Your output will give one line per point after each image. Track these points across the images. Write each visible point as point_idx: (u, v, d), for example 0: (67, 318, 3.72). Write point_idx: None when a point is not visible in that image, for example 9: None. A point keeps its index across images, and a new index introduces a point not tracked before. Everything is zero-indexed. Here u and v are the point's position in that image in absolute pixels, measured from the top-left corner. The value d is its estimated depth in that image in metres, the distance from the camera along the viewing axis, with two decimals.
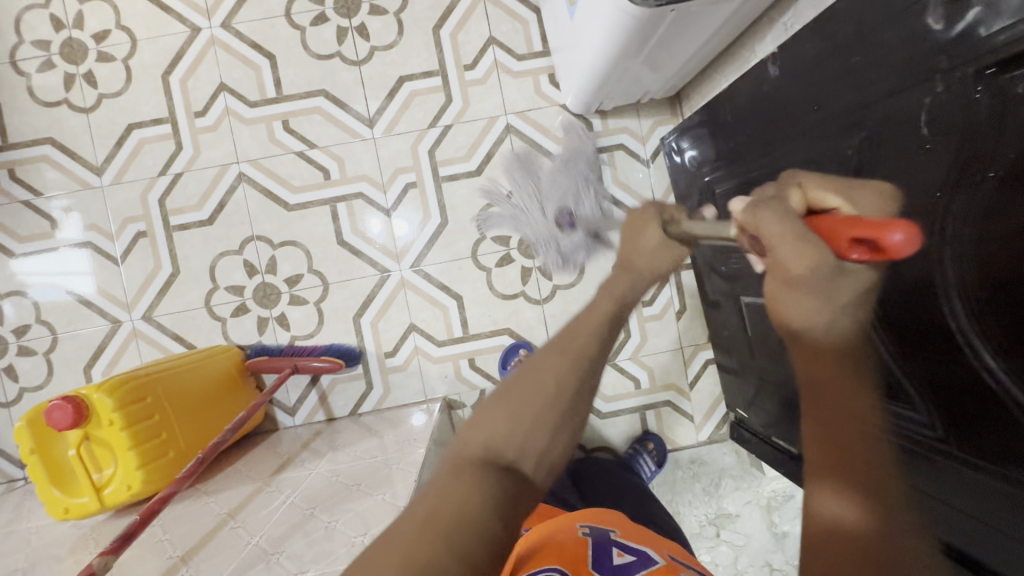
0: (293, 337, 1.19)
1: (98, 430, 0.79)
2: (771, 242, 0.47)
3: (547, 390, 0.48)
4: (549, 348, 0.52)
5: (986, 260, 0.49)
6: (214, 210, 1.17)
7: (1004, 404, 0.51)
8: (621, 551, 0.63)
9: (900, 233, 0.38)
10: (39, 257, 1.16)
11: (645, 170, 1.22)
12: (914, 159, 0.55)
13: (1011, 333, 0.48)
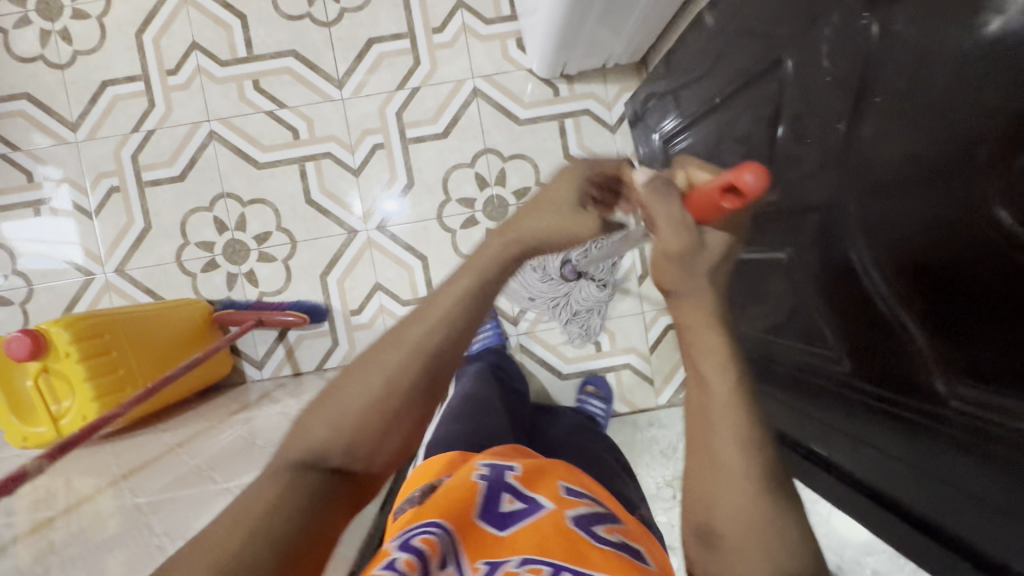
0: (261, 292, 1.22)
1: (56, 364, 0.82)
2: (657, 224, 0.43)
3: (382, 394, 0.45)
4: (394, 339, 0.46)
5: (878, 184, 0.51)
6: (185, 167, 1.20)
7: (896, 331, 0.53)
8: (512, 497, 0.56)
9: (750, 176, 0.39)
10: (24, 225, 1.20)
11: (610, 136, 1.23)
12: (820, 91, 0.58)
13: (902, 258, 0.50)
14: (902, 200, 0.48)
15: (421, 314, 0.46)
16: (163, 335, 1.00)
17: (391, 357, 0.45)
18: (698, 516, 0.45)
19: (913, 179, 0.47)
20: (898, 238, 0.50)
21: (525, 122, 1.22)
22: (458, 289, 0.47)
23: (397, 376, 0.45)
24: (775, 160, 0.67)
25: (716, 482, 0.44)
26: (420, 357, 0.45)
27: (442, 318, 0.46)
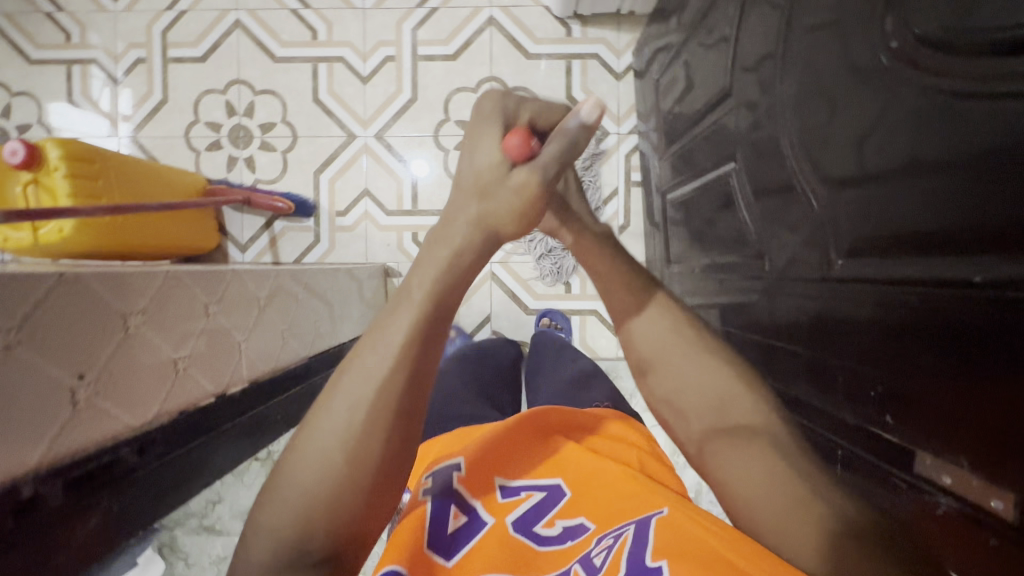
0: (256, 179, 1.27)
1: (47, 178, 0.88)
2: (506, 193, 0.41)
3: (353, 457, 0.34)
4: (339, 392, 0.35)
5: (822, 68, 0.49)
6: (208, 50, 1.27)
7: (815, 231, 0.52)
8: (457, 513, 0.46)
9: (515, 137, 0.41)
10: (70, 114, 1.28)
11: (614, 83, 1.25)
12: None
13: (831, 151, 0.48)
14: (832, 85, 0.48)
15: (368, 362, 0.36)
16: (153, 188, 1.06)
17: (343, 423, 0.35)
18: (632, 358, 0.49)
19: (842, 62, 0.46)
20: (824, 127, 0.49)
21: (533, 56, 1.25)
22: (404, 320, 0.37)
23: (360, 436, 0.34)
24: (738, 67, 0.68)
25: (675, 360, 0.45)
26: (386, 407, 0.35)
27: (394, 361, 0.36)
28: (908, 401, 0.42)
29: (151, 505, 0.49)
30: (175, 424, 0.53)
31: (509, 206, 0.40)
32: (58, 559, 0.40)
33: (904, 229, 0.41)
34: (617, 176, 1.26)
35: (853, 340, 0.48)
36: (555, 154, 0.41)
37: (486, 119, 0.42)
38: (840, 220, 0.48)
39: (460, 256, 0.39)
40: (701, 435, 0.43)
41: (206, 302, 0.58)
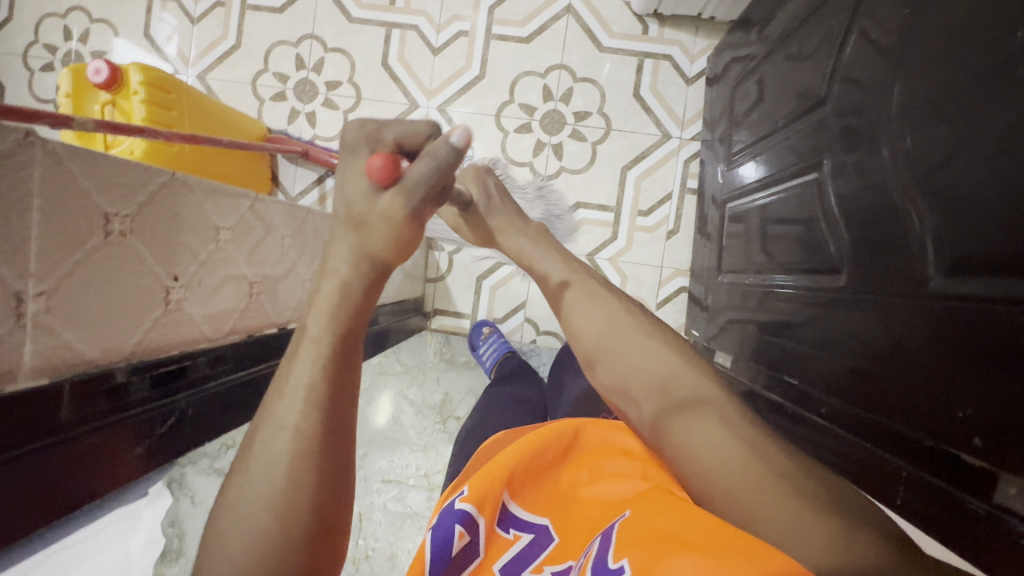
0: (315, 135, 1.28)
1: (124, 100, 0.89)
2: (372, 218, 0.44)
3: (295, 464, 0.40)
4: (270, 420, 0.42)
5: (929, 83, 0.50)
6: (286, 2, 1.29)
7: (893, 248, 0.53)
8: (463, 533, 0.50)
9: (379, 161, 0.42)
10: (140, 51, 1.30)
11: (683, 87, 1.24)
12: None
13: (921, 168, 0.50)
14: (947, 98, 0.47)
15: (291, 391, 0.42)
16: (223, 128, 1.09)
17: (280, 438, 0.41)
18: (580, 351, 0.60)
19: (964, 76, 0.46)
20: (932, 142, 0.49)
21: (606, 49, 1.24)
22: (314, 361, 0.43)
23: (293, 442, 0.40)
24: (836, 76, 0.67)
25: (625, 349, 0.56)
26: (313, 414, 0.41)
27: (315, 381, 0.42)
28: (999, 420, 0.41)
29: (220, 416, 0.58)
30: (242, 348, 0.61)
31: (385, 234, 0.44)
32: (141, 444, 0.48)
33: (1015, 243, 0.40)
34: (673, 180, 1.24)
35: (936, 358, 0.47)
36: (424, 177, 0.43)
37: (355, 150, 0.44)
38: (937, 234, 0.47)
39: (348, 282, 0.45)
40: (653, 415, 0.52)
41: (282, 237, 0.66)
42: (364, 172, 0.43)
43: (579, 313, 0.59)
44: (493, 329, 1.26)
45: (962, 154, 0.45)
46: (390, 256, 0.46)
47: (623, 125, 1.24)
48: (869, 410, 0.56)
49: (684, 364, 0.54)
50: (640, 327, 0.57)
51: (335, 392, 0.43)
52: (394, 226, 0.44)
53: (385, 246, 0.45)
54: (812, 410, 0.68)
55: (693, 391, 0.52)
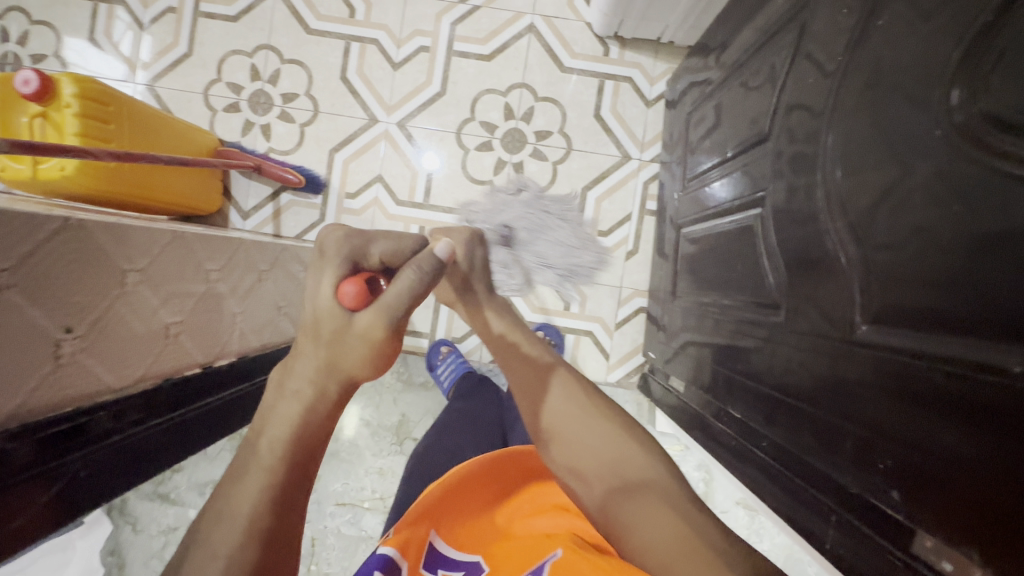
0: (270, 148, 1.25)
1: (56, 112, 0.84)
2: (346, 337, 0.44)
3: (234, 565, 0.38)
4: (213, 515, 0.41)
5: (862, 130, 0.50)
6: (241, 10, 1.25)
7: (834, 292, 0.52)
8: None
9: (351, 286, 0.44)
10: (87, 53, 1.25)
11: (643, 109, 1.25)
12: (835, 13, 0.57)
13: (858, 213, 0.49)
14: (882, 147, 0.47)
15: (242, 484, 0.41)
16: (164, 141, 1.03)
17: (218, 538, 0.39)
18: (535, 428, 0.57)
19: (898, 127, 0.45)
20: (864, 189, 0.49)
21: (568, 70, 1.25)
22: (262, 461, 0.42)
23: (234, 543, 0.39)
24: (778, 113, 0.68)
25: (585, 432, 0.54)
26: (260, 509, 0.40)
27: (273, 466, 0.42)
28: (920, 478, 0.41)
29: (120, 475, 0.53)
30: (153, 395, 0.57)
31: (360, 351, 0.44)
32: (22, 516, 0.44)
33: (951, 295, 0.39)
34: (632, 202, 1.25)
35: (862, 408, 0.47)
36: (398, 294, 0.44)
37: (331, 266, 0.46)
38: (866, 284, 0.48)
39: (313, 400, 0.45)
40: (601, 495, 0.50)
41: (209, 271, 0.62)
42: (336, 295, 0.45)
43: (528, 387, 0.58)
44: (451, 349, 1.24)
45: (897, 204, 0.45)
46: (363, 373, 0.46)
47: (584, 146, 1.25)
48: (808, 452, 0.55)
49: (636, 445, 0.52)
50: (591, 406, 0.56)
51: (293, 480, 0.43)
52: (370, 343, 0.44)
53: (364, 366, 0.45)
54: (756, 444, 0.68)
55: (643, 473, 0.50)
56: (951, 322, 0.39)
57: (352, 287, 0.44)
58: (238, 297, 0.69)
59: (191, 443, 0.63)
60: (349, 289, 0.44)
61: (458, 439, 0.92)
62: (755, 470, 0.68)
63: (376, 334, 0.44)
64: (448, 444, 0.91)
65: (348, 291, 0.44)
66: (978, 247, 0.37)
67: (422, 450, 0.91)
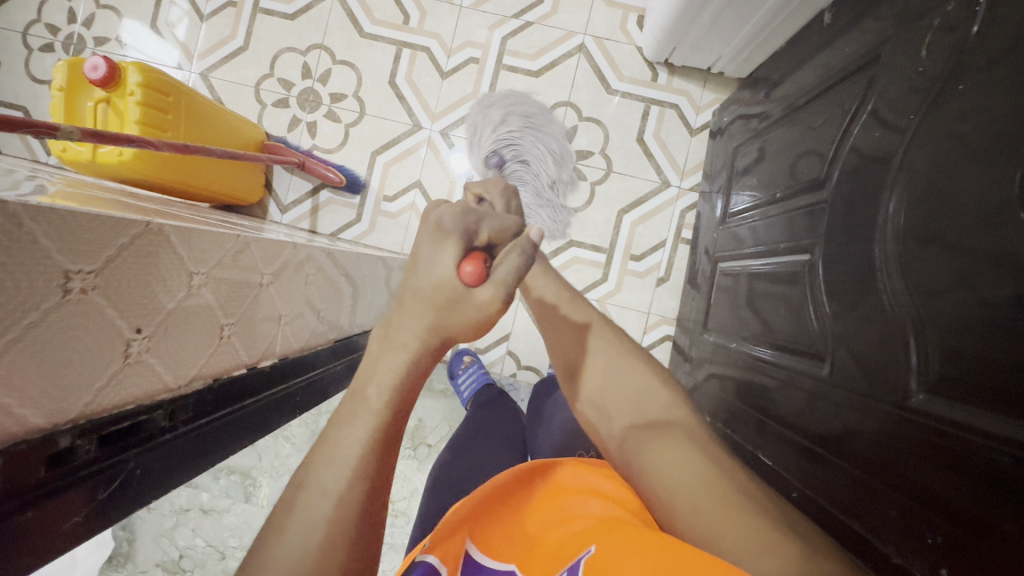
0: (314, 146, 1.27)
1: (119, 99, 0.87)
2: (458, 311, 0.44)
3: (332, 538, 0.38)
4: (314, 481, 0.40)
5: (928, 196, 0.49)
6: (299, 9, 1.28)
7: (888, 348, 0.51)
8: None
9: (471, 266, 0.42)
10: (146, 38, 1.28)
11: (686, 137, 1.25)
12: (907, 70, 0.57)
13: (919, 268, 0.49)
14: (948, 215, 0.47)
15: (342, 451, 0.40)
16: (217, 135, 1.06)
17: (321, 507, 0.39)
18: (566, 371, 0.65)
19: (964, 200, 0.45)
20: (930, 255, 0.48)
21: (614, 92, 1.25)
22: (367, 421, 0.42)
23: (336, 511, 0.39)
24: (837, 159, 0.67)
25: (612, 372, 0.61)
26: (360, 484, 0.40)
27: (364, 450, 0.41)
28: (968, 555, 0.41)
29: (170, 470, 0.56)
30: (204, 396, 0.60)
31: (469, 319, 0.44)
32: (82, 511, 0.46)
33: (978, 324, 0.42)
34: (667, 229, 1.24)
35: (907, 474, 0.46)
36: (514, 275, 0.44)
37: (448, 239, 0.44)
38: (918, 341, 0.48)
39: (417, 358, 0.44)
40: (625, 429, 0.55)
41: (261, 275, 0.64)
42: (452, 272, 0.43)
43: (565, 333, 0.67)
44: (473, 359, 1.24)
45: (960, 271, 0.44)
46: (465, 335, 0.46)
47: (624, 169, 1.24)
48: (842, 505, 0.55)
49: (662, 388, 0.58)
50: (621, 351, 0.62)
51: (383, 464, 0.41)
52: (483, 316, 0.44)
53: (468, 331, 0.45)
54: (786, 495, 0.66)
55: (665, 412, 0.55)
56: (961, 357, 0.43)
57: (474, 264, 0.42)
58: (280, 297, 0.70)
59: (235, 437, 0.67)
60: (470, 266, 0.42)
61: (481, 452, 0.91)
62: None
63: (493, 307, 0.44)
64: (469, 453, 0.91)
65: (469, 268, 0.42)
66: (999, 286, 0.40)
67: (446, 462, 0.90)
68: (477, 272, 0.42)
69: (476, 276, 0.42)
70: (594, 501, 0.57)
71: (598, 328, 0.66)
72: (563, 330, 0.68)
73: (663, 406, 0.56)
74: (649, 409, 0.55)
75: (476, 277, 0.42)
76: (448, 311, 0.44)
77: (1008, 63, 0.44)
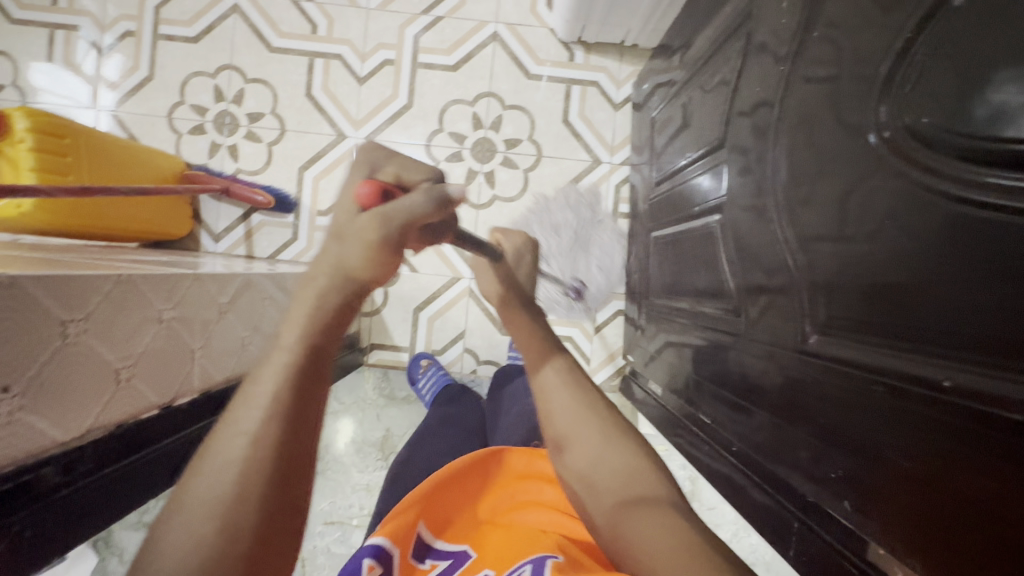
0: (238, 169, 1.24)
1: (9, 147, 0.83)
2: (347, 233, 0.43)
3: (245, 478, 0.35)
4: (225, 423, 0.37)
5: (800, 146, 0.52)
6: (202, 31, 1.24)
7: (790, 298, 0.53)
8: (373, 566, 0.47)
9: (368, 186, 0.43)
10: (46, 78, 1.23)
11: (611, 112, 1.25)
12: (778, 21, 0.58)
13: (810, 220, 0.50)
14: (823, 162, 0.48)
15: (254, 395, 0.37)
16: (130, 173, 1.03)
17: (234, 450, 0.36)
18: (551, 433, 0.57)
19: (832, 144, 0.47)
20: (811, 201, 0.50)
21: (534, 76, 1.25)
22: (281, 364, 0.39)
23: (250, 454, 0.36)
24: (733, 116, 0.68)
25: (598, 448, 0.53)
26: (274, 428, 0.37)
27: (278, 392, 0.38)
28: (863, 487, 0.42)
29: (74, 523, 0.51)
30: (108, 443, 0.53)
31: (355, 250, 0.42)
32: None
33: (891, 284, 0.40)
34: (605, 206, 1.25)
35: (812, 413, 0.48)
36: (407, 207, 0.44)
37: (353, 175, 0.45)
38: (817, 294, 0.49)
39: (325, 296, 0.41)
40: (610, 509, 0.49)
41: (161, 310, 0.56)
42: (353, 195, 0.44)
43: (549, 387, 0.59)
44: (431, 361, 1.24)
45: (840, 218, 0.46)
46: (366, 274, 0.43)
47: (554, 152, 1.25)
48: (766, 457, 0.57)
49: (653, 469, 0.51)
50: (607, 421, 0.56)
51: (300, 406, 0.38)
52: (370, 245, 0.42)
53: (366, 267, 0.43)
54: (726, 449, 0.67)
55: (652, 490, 0.49)
56: (887, 329, 0.41)
57: (369, 184, 0.43)
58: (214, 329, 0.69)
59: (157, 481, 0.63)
60: (365, 188, 0.43)
61: (441, 443, 0.90)
62: (723, 475, 0.68)
63: (374, 237, 0.42)
64: (431, 448, 0.89)
65: (362, 187, 0.43)
66: (920, 249, 0.38)
67: (405, 456, 0.89)
68: (367, 190, 0.43)
69: (366, 191, 0.43)
70: (549, 488, 0.58)
71: (584, 386, 0.59)
72: (547, 385, 0.59)
73: (650, 486, 0.49)
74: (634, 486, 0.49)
75: (364, 190, 0.43)
76: (341, 240, 0.43)
77: (854, 6, 0.45)
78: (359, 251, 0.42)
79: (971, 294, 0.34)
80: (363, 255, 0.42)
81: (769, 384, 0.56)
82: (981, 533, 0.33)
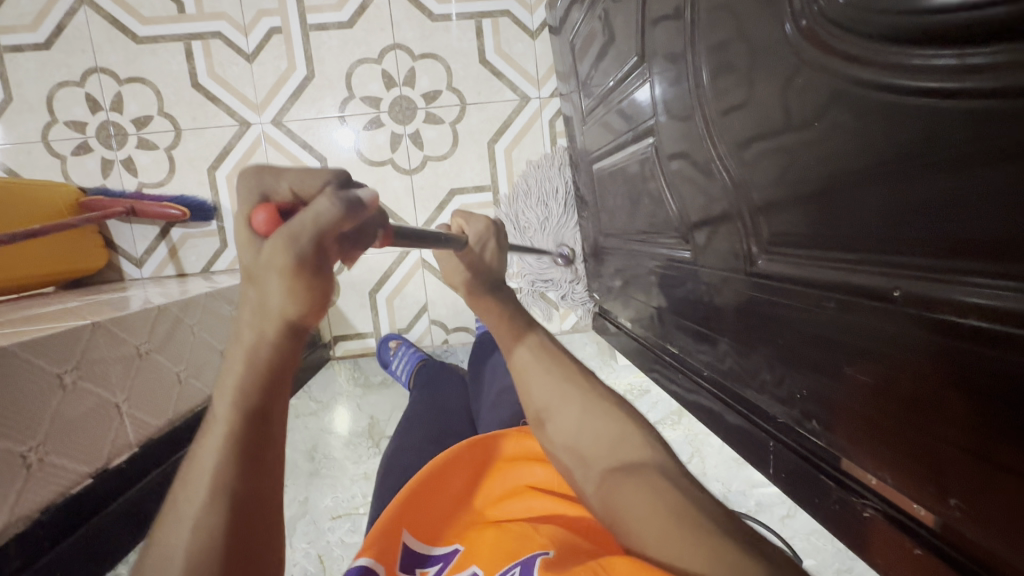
0: (141, 183, 1.13)
1: None
2: (255, 275, 0.32)
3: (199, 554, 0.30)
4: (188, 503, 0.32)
5: (727, 45, 0.47)
6: (51, 34, 1.08)
7: (737, 212, 0.50)
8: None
9: (264, 215, 0.32)
10: None
11: (529, 42, 1.16)
12: None
13: (747, 126, 0.46)
14: (751, 63, 0.44)
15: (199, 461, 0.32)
16: (26, 211, 0.91)
17: (182, 522, 0.30)
18: (531, 410, 0.56)
19: (757, 35, 0.43)
20: (745, 108, 0.46)
21: (438, 18, 1.13)
22: (218, 431, 0.33)
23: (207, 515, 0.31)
24: (651, 26, 0.62)
25: (583, 416, 0.52)
26: (220, 499, 0.31)
27: (220, 458, 0.32)
28: (830, 405, 0.42)
29: None
30: (35, 531, 0.48)
31: (274, 291, 0.32)
32: None
33: (831, 190, 0.38)
34: (542, 144, 1.19)
35: (774, 335, 0.47)
36: (316, 226, 0.31)
37: (234, 207, 0.34)
38: (764, 212, 0.46)
39: (255, 351, 0.33)
40: (599, 474, 0.47)
41: (57, 375, 0.50)
42: (245, 227, 0.33)
43: (527, 365, 0.57)
44: (400, 341, 1.20)
45: (774, 122, 0.43)
46: (296, 310, 0.33)
47: (478, 97, 1.16)
48: (737, 379, 0.55)
49: (638, 429, 0.49)
50: (588, 391, 0.54)
51: (246, 474, 0.32)
52: (285, 279, 0.32)
53: (301, 302, 0.33)
54: (697, 374, 0.66)
55: (640, 454, 0.46)
56: (833, 241, 0.39)
57: (264, 214, 0.32)
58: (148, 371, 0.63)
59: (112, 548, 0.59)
60: (261, 217, 0.32)
61: (425, 429, 0.84)
62: (696, 402, 0.68)
63: (281, 271, 0.32)
64: (415, 428, 0.85)
65: (257, 216, 0.32)
66: (855, 152, 0.35)
67: (389, 447, 0.83)
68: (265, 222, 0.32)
69: (261, 219, 0.32)
70: (539, 468, 0.54)
71: (560, 359, 0.57)
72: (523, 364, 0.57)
73: (633, 443, 0.48)
74: (620, 443, 0.48)
75: (258, 218, 0.32)
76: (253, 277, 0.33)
77: None
78: (276, 291, 0.32)
79: (911, 192, 0.32)
80: (284, 295, 0.32)
81: (728, 308, 0.54)
82: (943, 437, 0.33)
